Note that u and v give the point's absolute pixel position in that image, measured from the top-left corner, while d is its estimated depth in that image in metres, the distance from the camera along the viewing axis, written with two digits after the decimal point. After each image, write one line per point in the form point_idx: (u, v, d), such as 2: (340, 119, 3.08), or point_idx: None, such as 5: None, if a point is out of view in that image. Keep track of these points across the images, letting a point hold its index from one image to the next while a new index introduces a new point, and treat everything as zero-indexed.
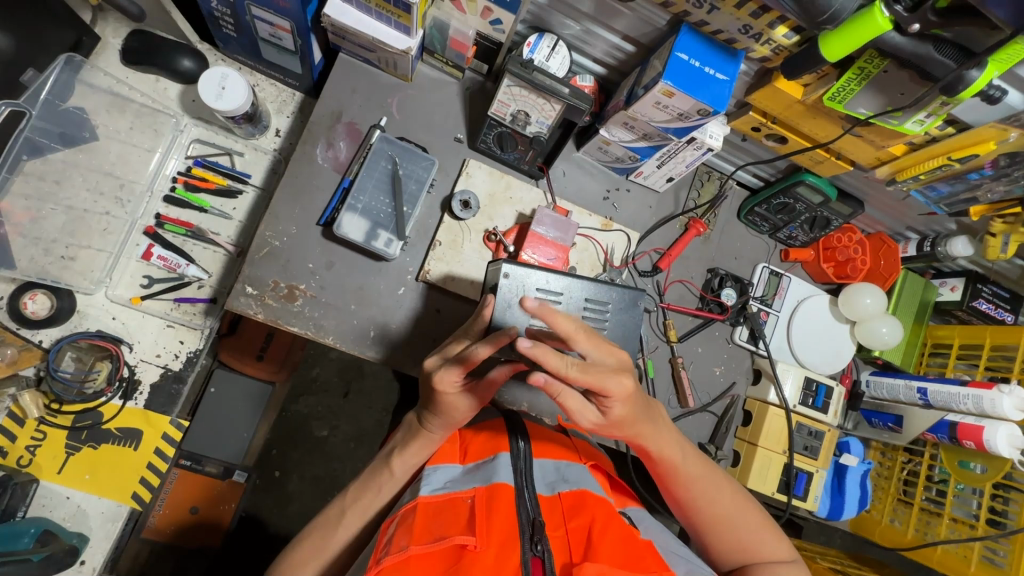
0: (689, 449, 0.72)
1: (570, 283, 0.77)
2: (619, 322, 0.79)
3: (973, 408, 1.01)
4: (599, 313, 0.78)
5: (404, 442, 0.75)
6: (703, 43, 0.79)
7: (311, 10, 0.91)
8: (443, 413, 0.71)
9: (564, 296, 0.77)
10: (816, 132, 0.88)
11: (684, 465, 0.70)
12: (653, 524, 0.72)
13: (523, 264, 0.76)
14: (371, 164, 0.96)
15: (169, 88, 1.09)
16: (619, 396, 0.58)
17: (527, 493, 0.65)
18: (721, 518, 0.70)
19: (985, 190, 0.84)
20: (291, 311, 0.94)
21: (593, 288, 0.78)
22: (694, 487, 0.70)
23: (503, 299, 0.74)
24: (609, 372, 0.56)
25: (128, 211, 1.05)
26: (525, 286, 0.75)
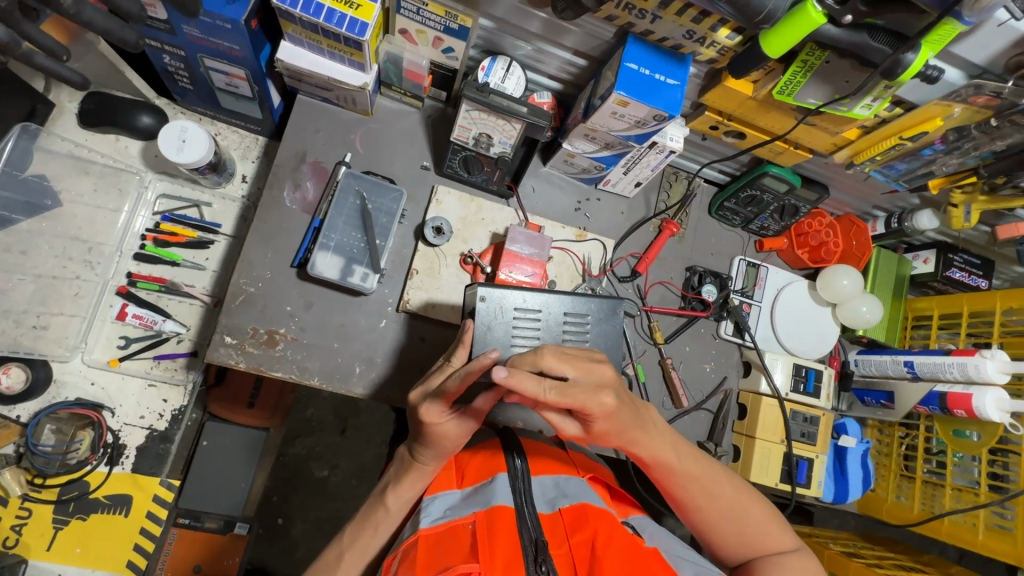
0: (686, 447, 0.70)
1: (548, 300, 0.77)
2: (601, 333, 0.79)
3: (959, 376, 1.02)
4: (580, 326, 0.78)
5: (399, 477, 0.73)
6: (651, 52, 0.81)
7: (264, 56, 0.92)
8: (434, 443, 0.70)
9: (542, 313, 0.77)
10: (771, 124, 0.90)
11: (681, 465, 0.68)
12: (657, 529, 0.72)
13: (499, 285, 0.76)
14: (339, 201, 0.96)
15: (130, 146, 1.08)
16: (600, 414, 0.57)
17: (528, 513, 0.64)
18: (724, 516, 0.69)
19: (941, 164, 0.85)
20: (273, 356, 0.94)
21: (571, 302, 0.78)
22: (694, 488, 0.69)
23: (482, 323, 0.74)
24: (587, 392, 0.55)
25: (99, 273, 1.03)
26: (503, 307, 0.75)
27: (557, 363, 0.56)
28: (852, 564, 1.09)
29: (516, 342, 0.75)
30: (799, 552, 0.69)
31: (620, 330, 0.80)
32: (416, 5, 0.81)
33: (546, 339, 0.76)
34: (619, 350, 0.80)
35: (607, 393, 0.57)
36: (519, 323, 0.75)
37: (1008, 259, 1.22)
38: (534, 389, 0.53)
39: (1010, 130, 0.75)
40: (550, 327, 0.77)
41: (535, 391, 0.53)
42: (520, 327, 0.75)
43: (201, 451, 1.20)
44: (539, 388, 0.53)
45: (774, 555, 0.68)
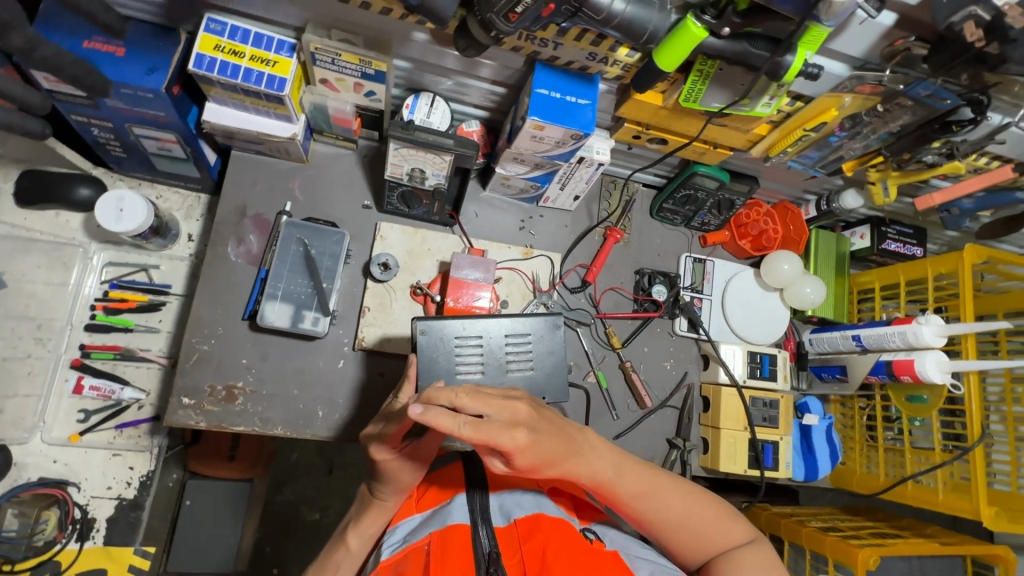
0: (628, 463, 0.71)
1: (487, 326, 0.80)
2: (543, 349, 0.82)
3: (902, 344, 1.06)
4: (522, 346, 0.81)
5: (360, 515, 0.75)
6: (559, 75, 0.84)
7: (193, 118, 0.94)
8: (389, 479, 0.71)
9: (483, 339, 0.80)
10: (687, 128, 0.94)
11: (622, 484, 0.69)
12: (618, 534, 0.74)
13: (437, 317, 0.79)
14: (282, 250, 0.96)
15: (71, 220, 1.08)
16: (519, 450, 0.57)
17: (483, 529, 0.66)
18: (675, 524, 0.70)
19: (847, 149, 0.90)
20: (233, 411, 0.94)
21: (511, 324, 0.81)
22: (641, 503, 0.70)
23: (425, 356, 0.77)
24: (501, 427, 0.56)
25: (51, 348, 1.03)
26: (443, 338, 0.78)
27: (472, 400, 0.58)
28: (828, 539, 1.10)
29: (460, 369, 0.78)
30: (752, 544, 0.72)
31: (563, 345, 0.82)
32: (330, 57, 0.84)
33: (490, 362, 0.79)
34: (563, 364, 0.82)
35: (522, 426, 0.58)
36: (461, 351, 0.78)
37: (938, 226, 1.27)
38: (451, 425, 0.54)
39: (898, 112, 0.79)
40: (492, 351, 0.80)
41: (452, 426, 0.54)
42: (462, 354, 0.79)
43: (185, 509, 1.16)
44: (454, 422, 0.54)
45: (728, 552, 0.70)
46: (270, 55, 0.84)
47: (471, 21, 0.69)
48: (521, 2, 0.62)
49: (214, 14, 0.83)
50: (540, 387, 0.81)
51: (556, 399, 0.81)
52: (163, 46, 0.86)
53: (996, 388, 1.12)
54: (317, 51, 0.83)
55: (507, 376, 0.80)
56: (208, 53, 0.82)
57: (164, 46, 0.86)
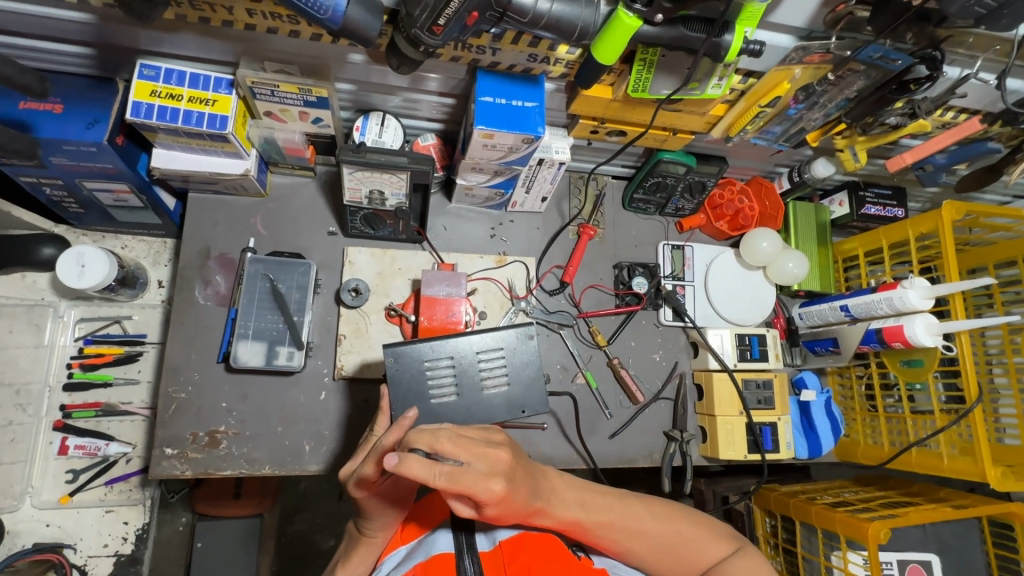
0: (596, 497, 0.70)
1: (458, 345, 0.78)
2: (518, 361, 0.79)
3: (890, 310, 1.04)
4: (496, 361, 0.79)
5: (349, 553, 0.74)
6: (503, 81, 0.83)
7: (143, 166, 0.92)
8: (374, 514, 0.70)
9: (454, 359, 0.78)
10: (642, 118, 0.91)
11: (597, 521, 0.68)
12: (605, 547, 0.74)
13: (405, 342, 0.77)
14: (248, 289, 0.95)
15: (37, 279, 1.07)
16: (493, 501, 0.55)
17: (468, 557, 0.65)
18: (656, 548, 0.70)
19: (808, 120, 0.88)
20: (218, 456, 0.93)
21: (482, 341, 0.79)
22: (619, 536, 0.69)
23: (398, 383, 0.75)
24: (478, 478, 0.53)
25: (32, 412, 1.02)
26: (414, 362, 0.76)
27: (452, 446, 0.55)
28: (838, 515, 1.08)
29: (434, 393, 0.76)
30: (739, 552, 0.73)
31: (536, 355, 0.80)
32: (269, 89, 0.82)
33: (465, 382, 0.77)
34: (539, 375, 0.80)
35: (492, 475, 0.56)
36: (433, 374, 0.76)
37: (916, 183, 1.25)
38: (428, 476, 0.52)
39: (852, 78, 0.77)
40: (465, 371, 0.78)
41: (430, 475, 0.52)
42: (435, 378, 0.77)
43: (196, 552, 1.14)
44: (427, 472, 0.51)
45: (715, 564, 0.72)
46: (209, 95, 0.83)
47: (399, 38, 0.67)
48: (443, 13, 0.60)
49: (147, 60, 0.82)
50: (518, 401, 0.78)
51: (536, 411, 0.79)
52: (102, 97, 0.85)
53: (996, 342, 1.08)
54: (255, 85, 0.81)
55: (483, 394, 0.78)
56: (145, 100, 0.80)
57: (102, 98, 0.85)
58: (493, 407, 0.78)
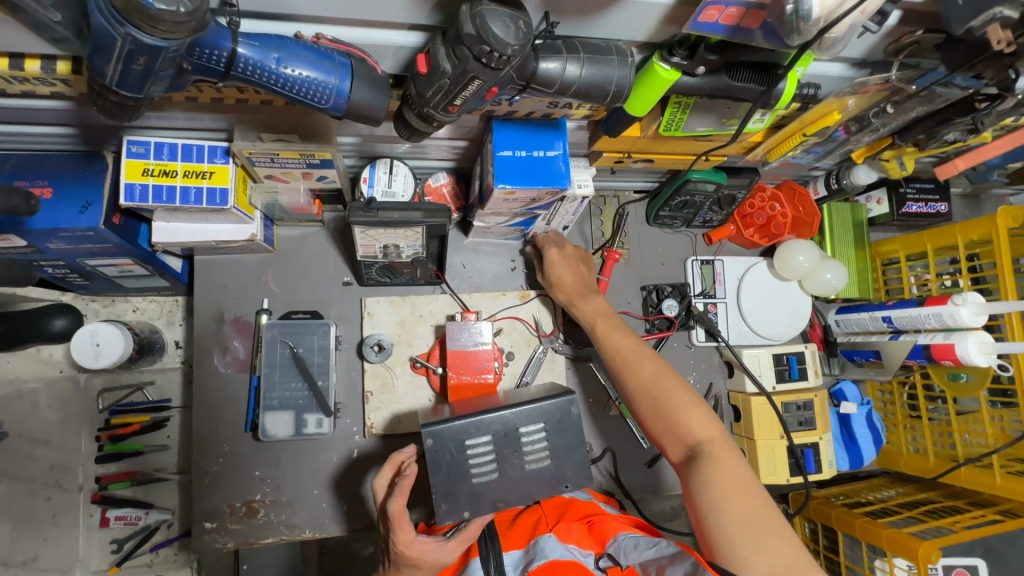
0: (648, 356, 0.82)
1: (497, 419, 0.74)
2: (560, 436, 0.75)
3: (938, 325, 0.99)
4: (537, 437, 0.74)
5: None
6: (520, 129, 0.75)
7: (145, 238, 0.87)
8: (406, 565, 0.75)
9: (494, 436, 0.74)
10: (672, 148, 0.84)
11: (630, 358, 0.83)
12: (630, 539, 0.72)
13: (443, 420, 0.73)
14: (269, 357, 0.91)
15: (53, 351, 1.04)
16: (561, 266, 0.99)
17: None
18: (657, 402, 0.77)
19: (856, 142, 0.80)
20: (257, 525, 0.93)
21: (523, 414, 0.75)
22: (638, 380, 0.80)
23: (435, 464, 0.72)
24: (565, 274, 0.98)
25: (69, 486, 1.02)
26: (452, 442, 0.72)
27: (559, 264, 0.99)
28: (884, 531, 1.06)
29: (475, 471, 0.73)
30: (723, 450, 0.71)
31: (580, 426, 0.75)
32: (267, 157, 0.75)
33: (505, 462, 0.73)
34: (583, 448, 0.76)
35: (583, 293, 0.96)
36: (474, 453, 0.73)
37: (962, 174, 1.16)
38: (557, 269, 0.99)
39: (911, 105, 0.69)
40: (506, 448, 0.73)
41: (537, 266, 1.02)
42: (476, 455, 0.73)
43: None
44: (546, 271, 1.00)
45: (694, 444, 0.73)
46: (204, 167, 0.76)
47: (408, 112, 0.60)
48: (458, 96, 0.53)
49: (134, 135, 0.75)
50: (560, 476, 0.75)
51: (579, 484, 0.75)
52: (92, 175, 0.79)
53: None
54: (253, 155, 0.74)
55: (525, 472, 0.74)
56: (138, 181, 0.74)
57: (93, 175, 0.79)
58: (534, 485, 0.74)
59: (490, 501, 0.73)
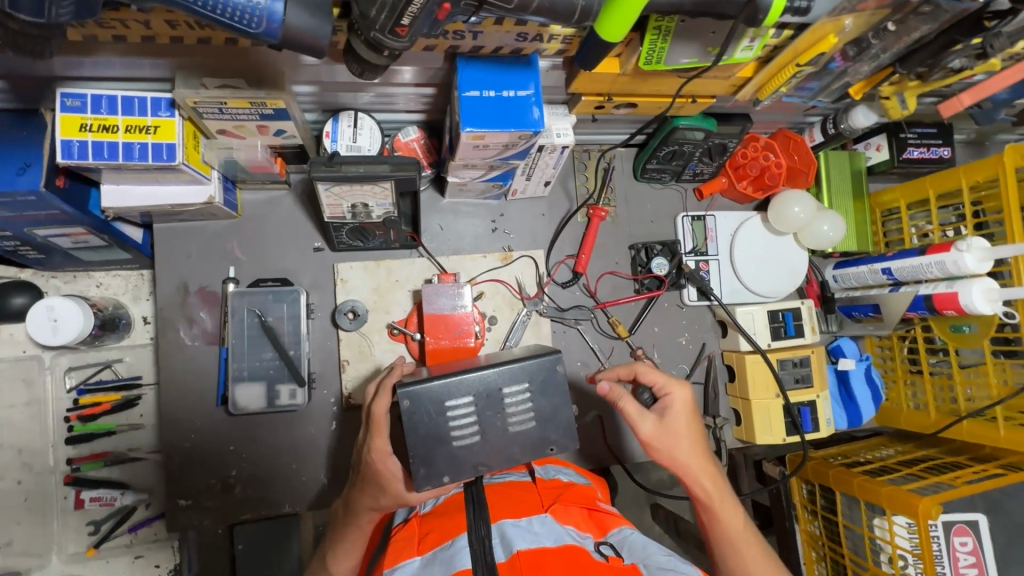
0: (755, 544, 0.70)
1: (480, 380, 0.70)
2: (545, 397, 0.71)
3: (941, 274, 0.94)
4: (521, 398, 0.70)
5: (340, 541, 0.76)
6: (487, 67, 0.69)
7: (96, 204, 0.82)
8: (372, 487, 0.72)
9: (476, 398, 0.70)
10: (655, 88, 0.78)
11: (744, 547, 0.70)
12: (637, 540, 0.71)
13: (420, 381, 0.69)
14: (235, 326, 0.87)
15: (13, 331, 1.00)
16: (681, 409, 0.73)
17: (488, 564, 0.62)
18: None
19: (853, 74, 0.74)
20: (234, 502, 0.89)
21: (506, 374, 0.70)
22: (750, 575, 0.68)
23: (412, 426, 0.67)
24: (680, 419, 0.72)
25: (40, 469, 0.99)
26: (430, 403, 0.68)
27: (674, 405, 0.73)
28: (883, 488, 1.04)
29: (456, 435, 0.69)
30: None
31: (566, 387, 0.72)
32: (215, 107, 0.69)
33: (487, 424, 0.69)
34: (569, 409, 0.72)
35: (700, 445, 0.72)
36: (455, 415, 0.69)
37: (966, 117, 1.10)
38: (678, 421, 0.72)
39: (914, 24, 0.63)
40: (489, 410, 0.70)
41: (629, 408, 0.72)
42: (457, 418, 0.69)
43: None
44: (637, 412, 0.72)
45: None
46: (147, 120, 0.70)
47: (356, 42, 0.55)
48: (406, 12, 0.48)
49: (68, 88, 0.69)
50: (543, 439, 0.71)
51: (563, 446, 0.71)
52: (29, 135, 0.73)
53: None
54: (199, 105, 0.69)
55: (508, 435, 0.70)
56: (76, 138, 0.68)
57: (31, 135, 0.73)
58: (517, 448, 0.70)
59: (471, 466, 0.68)
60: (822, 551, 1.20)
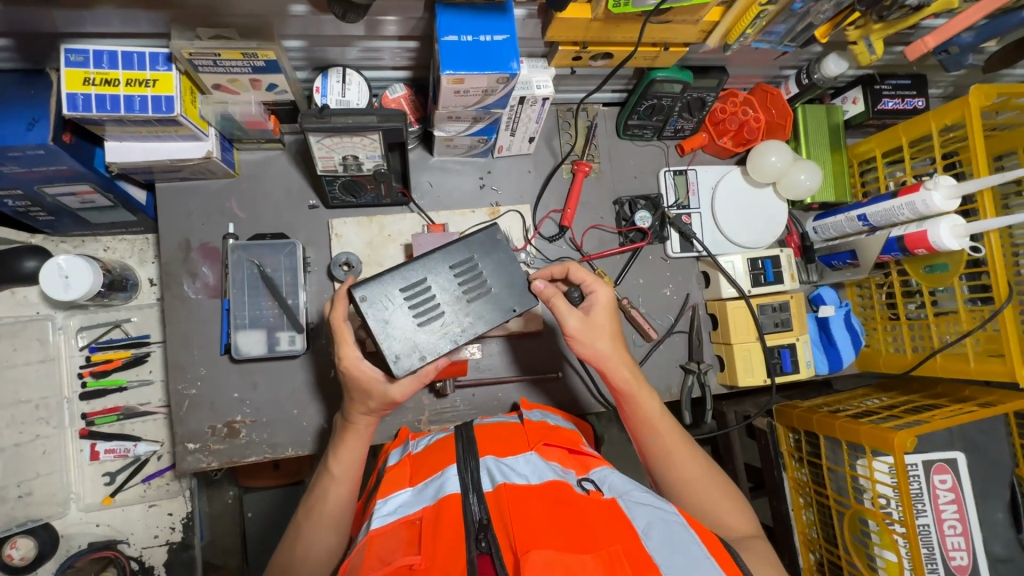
0: (673, 426, 0.81)
1: (429, 264, 0.75)
2: (493, 264, 0.76)
3: (912, 215, 0.98)
4: (471, 269, 0.76)
5: (339, 444, 0.81)
6: (465, 15, 0.73)
7: (101, 162, 0.86)
8: (358, 394, 0.77)
9: (429, 280, 0.74)
10: (627, 36, 0.82)
11: (659, 424, 0.80)
12: (617, 478, 0.72)
13: (371, 278, 0.73)
14: (236, 277, 0.92)
15: (28, 293, 1.05)
16: (603, 304, 0.83)
17: (474, 497, 0.65)
18: (691, 481, 0.76)
19: (816, 14, 0.80)
20: (240, 445, 0.94)
21: (450, 253, 0.76)
22: (665, 447, 0.79)
23: (378, 322, 0.72)
24: (601, 312, 0.82)
25: (56, 424, 1.03)
26: (385, 296, 0.73)
27: (595, 301, 0.83)
28: (863, 427, 1.06)
29: (420, 318, 0.73)
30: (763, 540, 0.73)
31: (510, 248, 0.77)
32: (210, 59, 0.74)
33: (446, 301, 0.74)
34: (519, 273, 0.76)
35: (617, 336, 0.83)
36: (413, 299, 0.73)
37: (939, 68, 1.13)
38: (599, 315, 0.82)
39: None
40: (444, 289, 0.74)
41: (558, 302, 0.81)
42: (415, 302, 0.73)
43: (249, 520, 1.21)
44: (566, 309, 0.81)
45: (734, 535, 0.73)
46: (146, 74, 0.75)
47: None
48: None
49: (71, 44, 0.73)
50: None
51: (526, 306, 0.75)
52: (36, 93, 0.77)
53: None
54: (194, 57, 0.73)
55: (471, 306, 0.75)
56: (80, 90, 0.73)
57: (37, 93, 0.77)
58: (483, 316, 0.75)
59: (445, 341, 0.73)
60: (809, 497, 1.22)
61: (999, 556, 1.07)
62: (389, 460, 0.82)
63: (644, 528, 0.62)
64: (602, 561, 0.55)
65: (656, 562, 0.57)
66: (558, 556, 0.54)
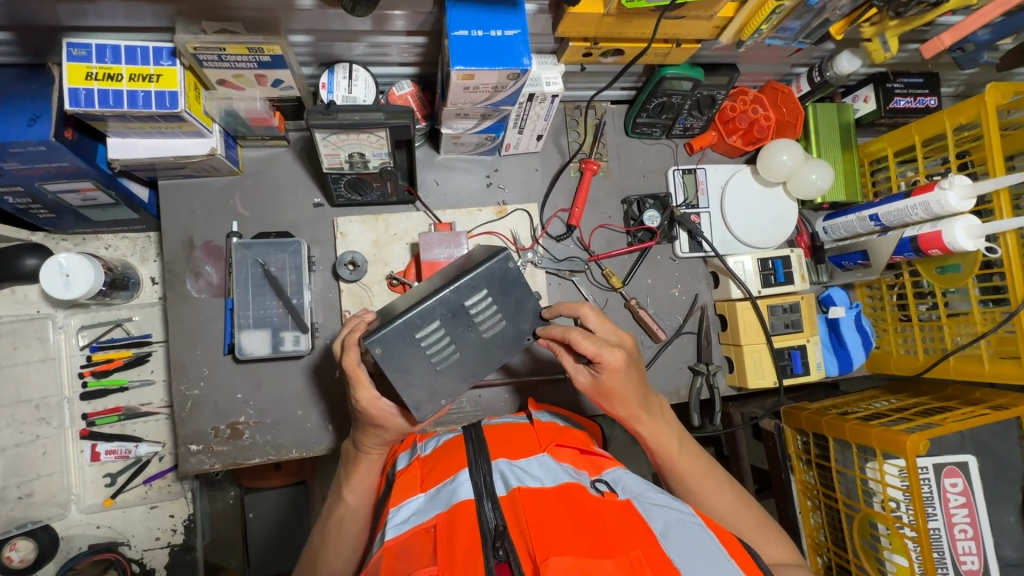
0: (694, 453, 0.79)
1: (440, 304, 0.69)
2: (506, 296, 0.72)
3: (925, 215, 0.96)
4: (484, 302, 0.71)
5: (352, 472, 0.78)
6: (475, 9, 0.72)
7: (103, 158, 0.85)
8: (373, 429, 0.74)
9: (442, 320, 0.70)
10: (639, 32, 0.81)
11: (680, 459, 0.77)
12: (631, 478, 0.70)
13: (381, 327, 0.67)
14: (240, 276, 0.91)
15: (28, 292, 1.03)
16: (611, 367, 0.71)
17: (488, 502, 0.64)
18: (721, 512, 0.74)
19: (831, 10, 0.79)
20: (243, 446, 0.93)
21: (462, 289, 0.70)
22: (691, 479, 0.76)
23: (395, 367, 0.69)
24: (611, 378, 0.73)
25: (56, 424, 1.02)
26: (399, 343, 0.68)
27: (602, 366, 0.71)
28: (874, 430, 1.05)
29: (436, 358, 0.70)
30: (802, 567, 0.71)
31: (523, 278, 0.72)
32: (215, 54, 0.73)
33: (462, 338, 0.71)
34: (532, 303, 0.73)
35: (632, 395, 0.75)
36: (427, 342, 0.69)
37: (951, 66, 1.12)
38: (610, 380, 0.73)
39: None
40: (458, 327, 0.70)
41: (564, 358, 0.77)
42: (430, 343, 0.69)
43: (250, 521, 1.20)
44: (574, 366, 0.77)
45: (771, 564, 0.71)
46: (150, 69, 0.73)
47: None
48: None
49: (74, 38, 0.72)
50: None
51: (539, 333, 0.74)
52: (39, 88, 0.76)
53: None
54: (198, 51, 0.72)
55: (485, 340, 0.72)
56: (82, 86, 0.71)
57: (39, 88, 0.76)
58: (497, 347, 0.73)
59: (462, 377, 0.72)
60: (817, 500, 1.20)
61: (1010, 560, 1.06)
62: (398, 465, 0.81)
63: (662, 529, 0.61)
64: (622, 567, 0.54)
65: (677, 565, 0.56)
66: (578, 564, 0.53)
